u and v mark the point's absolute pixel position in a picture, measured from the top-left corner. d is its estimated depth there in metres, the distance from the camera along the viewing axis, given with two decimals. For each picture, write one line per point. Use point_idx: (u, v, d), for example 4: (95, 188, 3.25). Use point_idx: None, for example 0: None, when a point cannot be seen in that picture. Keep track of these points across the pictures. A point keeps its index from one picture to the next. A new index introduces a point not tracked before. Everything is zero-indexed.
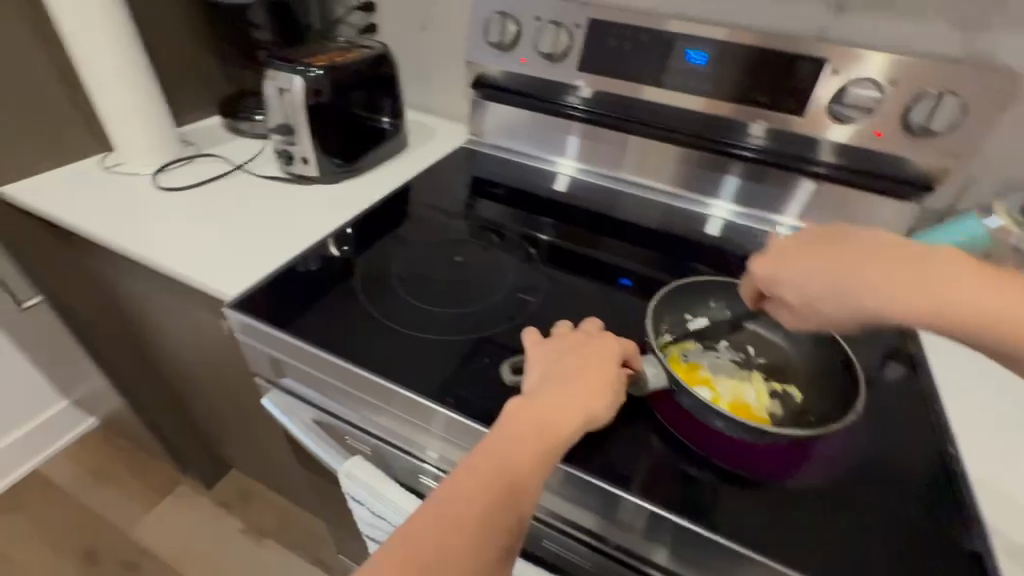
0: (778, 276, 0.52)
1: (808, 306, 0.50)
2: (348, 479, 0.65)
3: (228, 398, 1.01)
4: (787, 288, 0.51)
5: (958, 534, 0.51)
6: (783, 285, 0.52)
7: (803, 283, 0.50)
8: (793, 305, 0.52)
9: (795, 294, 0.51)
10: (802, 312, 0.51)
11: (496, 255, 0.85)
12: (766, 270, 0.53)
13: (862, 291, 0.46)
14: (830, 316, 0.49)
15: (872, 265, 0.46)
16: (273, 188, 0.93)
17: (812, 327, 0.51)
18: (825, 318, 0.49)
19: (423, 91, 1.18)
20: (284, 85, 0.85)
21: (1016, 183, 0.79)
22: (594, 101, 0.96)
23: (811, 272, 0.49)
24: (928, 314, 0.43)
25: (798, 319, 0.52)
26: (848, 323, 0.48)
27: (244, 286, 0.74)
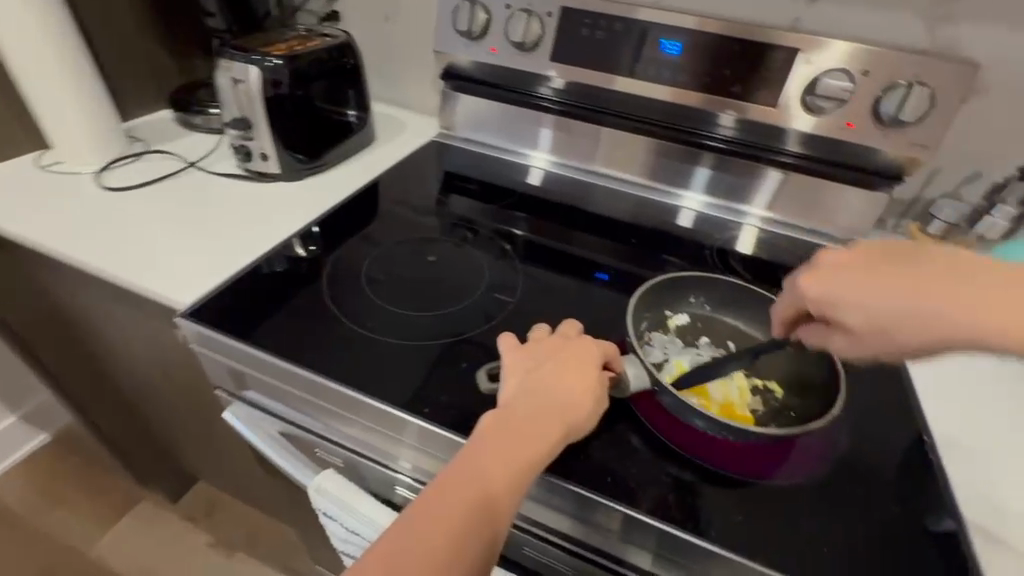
0: (836, 297, 0.46)
1: (876, 332, 0.45)
2: (318, 494, 0.63)
3: (190, 410, 0.96)
4: (849, 312, 0.46)
5: (928, 518, 0.52)
6: (842, 308, 0.46)
7: (870, 306, 0.45)
8: (855, 330, 0.46)
9: (860, 318, 0.45)
10: (867, 338, 0.46)
11: (470, 254, 0.82)
12: (819, 290, 0.47)
13: (940, 316, 0.42)
14: (902, 341, 0.44)
15: (949, 288, 0.42)
16: (230, 187, 0.88)
17: (872, 353, 0.47)
18: (896, 344, 0.45)
19: (391, 83, 1.13)
20: (238, 76, 0.79)
21: (982, 171, 0.81)
22: (566, 92, 0.94)
23: (882, 296, 0.44)
24: (1018, 339, 0.40)
25: (858, 344, 0.47)
26: (919, 349, 0.44)
27: (200, 292, 0.69)
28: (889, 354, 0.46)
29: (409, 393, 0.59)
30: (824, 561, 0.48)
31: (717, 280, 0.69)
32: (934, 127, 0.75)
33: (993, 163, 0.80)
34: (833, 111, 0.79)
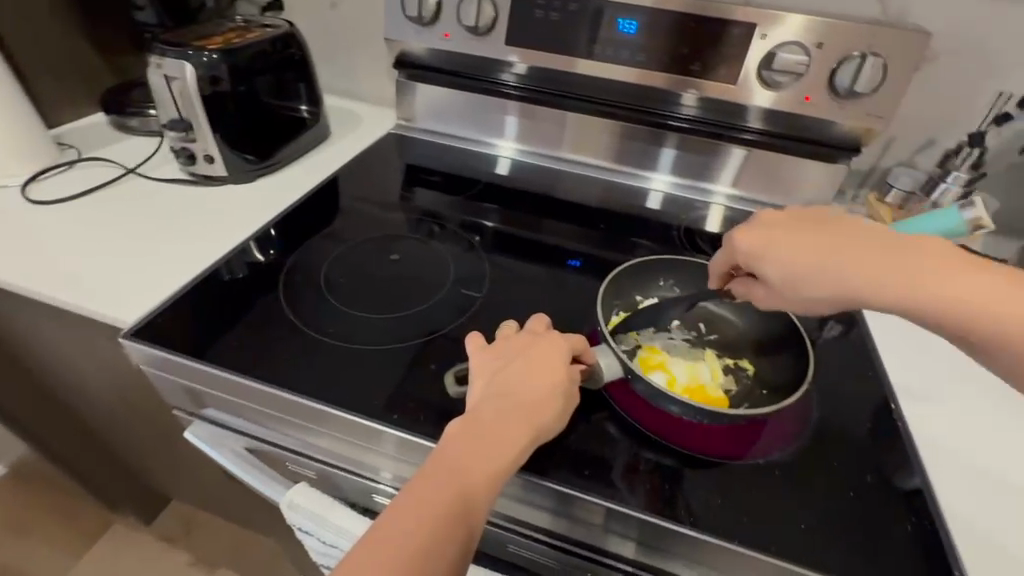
0: (764, 253, 0.51)
1: (792, 286, 0.50)
2: (292, 511, 0.61)
3: (152, 429, 0.91)
4: (772, 268, 0.50)
5: (897, 478, 0.53)
6: (764, 262, 0.51)
7: (792, 263, 0.49)
8: (774, 284, 0.51)
9: (781, 274, 0.50)
10: (783, 293, 0.51)
11: (436, 249, 0.79)
12: (750, 245, 0.51)
13: (849, 273, 0.47)
14: (812, 296, 0.49)
15: (858, 253, 0.47)
16: (174, 193, 0.82)
17: (786, 305, 0.52)
18: (807, 299, 0.50)
19: (343, 74, 1.09)
20: (172, 73, 0.74)
21: (934, 136, 0.83)
22: (526, 77, 0.92)
23: (801, 256, 0.49)
24: (901, 292, 0.46)
25: (775, 298, 0.52)
26: (824, 304, 0.49)
27: (147, 308, 0.64)
28: (800, 307, 0.51)
29: (378, 399, 0.57)
30: (804, 536, 0.48)
31: (685, 262, 0.69)
32: (887, 97, 0.76)
33: (945, 129, 0.82)
34: (790, 85, 0.78)
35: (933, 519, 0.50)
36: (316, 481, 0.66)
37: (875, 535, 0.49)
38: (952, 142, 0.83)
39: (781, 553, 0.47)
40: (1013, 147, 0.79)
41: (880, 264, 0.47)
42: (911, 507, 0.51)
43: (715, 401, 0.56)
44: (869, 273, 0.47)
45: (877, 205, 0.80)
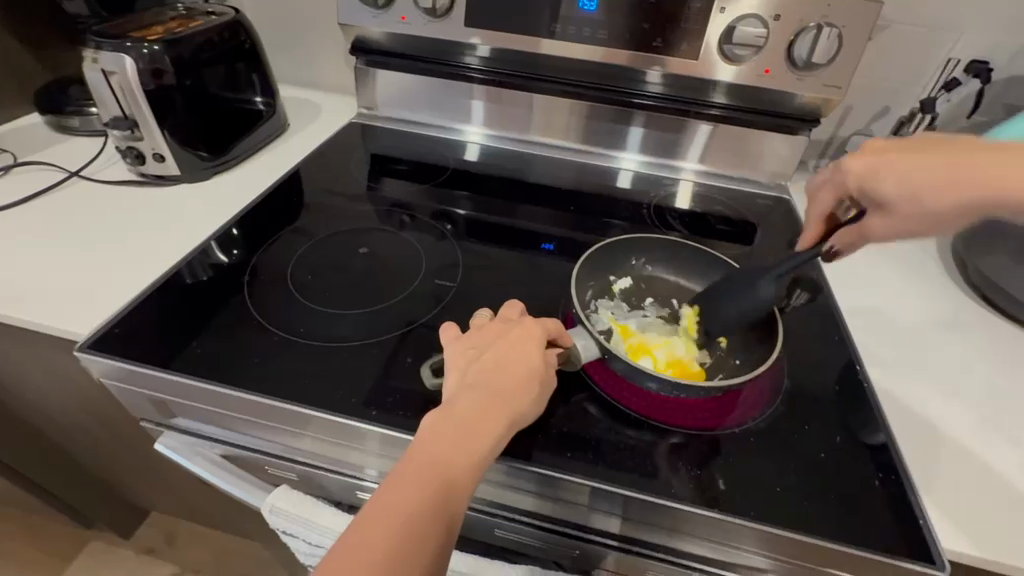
0: (877, 170, 0.52)
1: (906, 200, 0.51)
2: (273, 514, 0.59)
3: (121, 441, 0.88)
4: (888, 183, 0.52)
5: (863, 434, 0.56)
6: (880, 182, 0.52)
7: (903, 176, 0.50)
8: (889, 200, 0.52)
9: (895, 187, 0.51)
10: (898, 210, 0.52)
11: (407, 239, 0.78)
12: (863, 165, 0.53)
13: (961, 176, 0.48)
14: (924, 207, 0.50)
15: (967, 156, 0.48)
16: (124, 196, 0.78)
17: (904, 224, 0.52)
18: (921, 211, 0.50)
19: (298, 63, 1.04)
20: (110, 67, 0.69)
21: (887, 104, 0.85)
22: (490, 59, 0.89)
23: (909, 166, 0.50)
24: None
25: (891, 219, 0.53)
26: (939, 216, 0.49)
27: (104, 318, 0.61)
28: (916, 225, 0.51)
29: (356, 396, 0.56)
30: (780, 498, 0.50)
31: (656, 240, 0.69)
32: (843, 67, 0.77)
33: (898, 97, 0.85)
34: (750, 58, 0.79)
35: (898, 472, 0.53)
36: (297, 482, 0.65)
37: (847, 493, 0.51)
38: (905, 110, 0.86)
39: (760, 518, 0.49)
40: (961, 113, 0.83)
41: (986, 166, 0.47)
42: (878, 461, 0.54)
43: (694, 375, 0.57)
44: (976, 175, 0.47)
45: None
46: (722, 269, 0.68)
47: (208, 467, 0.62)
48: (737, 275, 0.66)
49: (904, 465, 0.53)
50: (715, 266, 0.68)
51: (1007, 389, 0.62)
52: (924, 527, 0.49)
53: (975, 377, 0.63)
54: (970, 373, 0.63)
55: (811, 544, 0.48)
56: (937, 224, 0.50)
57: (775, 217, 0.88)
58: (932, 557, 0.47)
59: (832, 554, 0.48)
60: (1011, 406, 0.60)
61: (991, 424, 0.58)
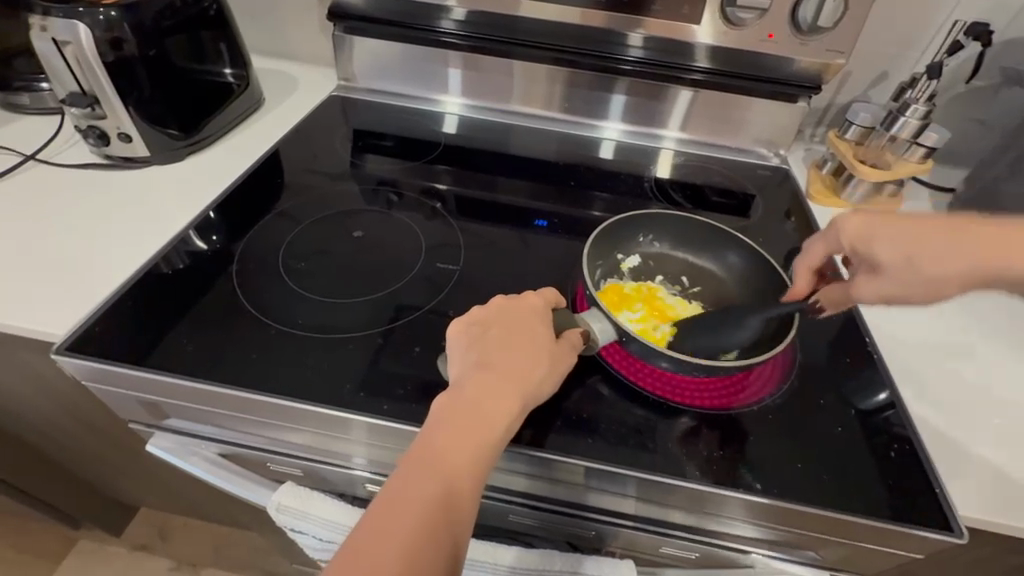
0: (873, 235, 0.52)
1: (903, 266, 0.50)
2: (280, 513, 0.58)
3: (107, 440, 0.84)
4: (882, 249, 0.51)
5: (857, 400, 0.57)
6: (873, 243, 0.52)
7: (900, 243, 0.50)
8: (883, 263, 0.51)
9: (888, 250, 0.51)
10: (892, 274, 0.50)
11: (400, 220, 0.74)
12: (858, 226, 0.53)
13: (966, 250, 0.47)
14: (921, 276, 0.49)
15: (965, 231, 0.48)
16: (90, 180, 0.72)
17: (896, 288, 0.51)
18: (919, 277, 0.49)
19: (266, 30, 0.97)
20: (61, 35, 0.62)
21: (886, 69, 0.84)
22: (467, 23, 0.85)
23: (905, 231, 0.50)
24: None
25: (883, 283, 0.51)
26: (938, 284, 0.48)
27: (79, 316, 0.57)
28: (910, 292, 0.50)
29: (361, 389, 0.54)
30: (800, 473, 0.51)
31: (662, 215, 0.68)
32: (849, 30, 0.75)
33: (897, 62, 0.83)
34: (753, 22, 0.76)
35: (909, 441, 0.54)
36: (301, 477, 0.63)
37: (863, 466, 0.52)
38: (904, 76, 0.85)
39: (783, 496, 0.49)
40: (959, 78, 0.82)
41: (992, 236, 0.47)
42: (879, 428, 0.55)
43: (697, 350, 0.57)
44: (977, 245, 0.47)
45: (837, 140, 0.81)
46: (731, 245, 0.67)
47: (206, 466, 0.60)
48: (746, 250, 0.65)
49: (916, 433, 0.54)
50: (724, 241, 0.66)
51: (1005, 356, 0.63)
52: (939, 495, 0.50)
53: (974, 346, 0.64)
54: (968, 342, 0.64)
55: (832, 518, 0.48)
56: (936, 293, 0.49)
57: (773, 188, 0.87)
58: (950, 525, 0.48)
59: (846, 526, 0.49)
60: (1007, 372, 0.62)
61: (991, 392, 0.59)
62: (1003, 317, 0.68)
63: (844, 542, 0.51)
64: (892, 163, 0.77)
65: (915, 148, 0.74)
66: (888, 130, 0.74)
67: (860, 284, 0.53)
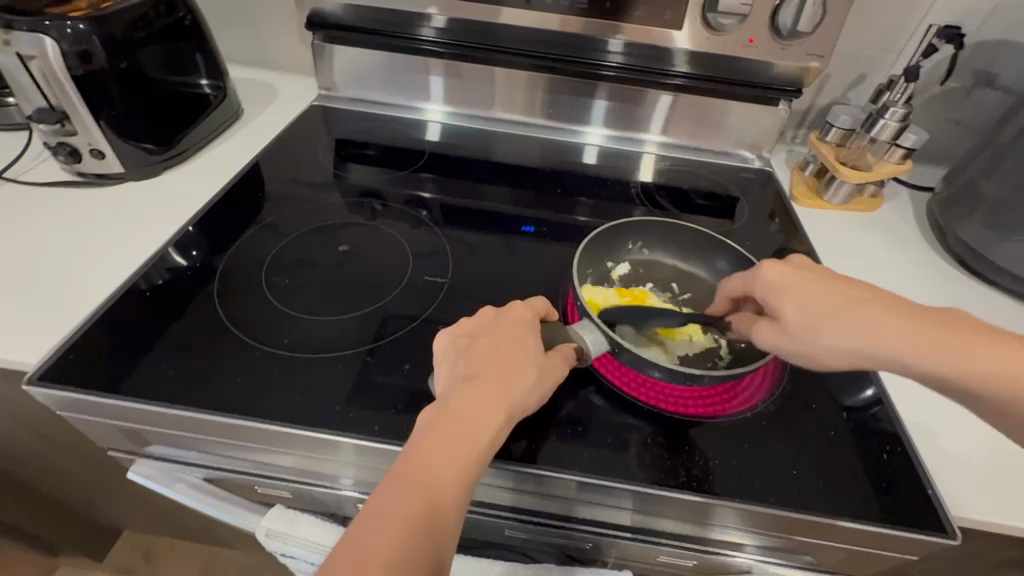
0: (784, 287, 0.48)
1: (806, 327, 0.47)
2: (271, 539, 0.56)
3: (86, 463, 0.80)
4: (789, 304, 0.47)
5: (844, 397, 0.58)
6: (786, 297, 0.48)
7: (813, 304, 0.47)
8: (790, 319, 0.47)
9: (797, 309, 0.47)
10: (795, 332, 0.47)
11: (385, 230, 0.73)
12: (775, 276, 0.49)
13: (869, 321, 0.45)
14: (814, 345, 0.46)
15: (873, 305, 0.45)
16: (62, 198, 0.69)
17: (801, 348, 0.47)
18: (813, 347, 0.46)
19: (245, 40, 0.95)
20: (25, 50, 0.60)
21: (863, 71, 0.85)
22: (446, 31, 0.84)
23: (817, 291, 0.47)
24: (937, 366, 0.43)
25: (785, 338, 0.48)
26: (825, 355, 0.46)
27: (52, 342, 0.55)
28: (799, 357, 0.48)
29: (351, 408, 0.52)
30: (798, 481, 0.50)
31: (651, 222, 0.67)
32: (827, 35, 0.76)
33: (875, 65, 0.85)
34: (734, 27, 0.76)
35: (902, 444, 0.54)
36: (290, 499, 0.61)
37: (858, 470, 0.52)
38: (881, 77, 0.86)
39: (781, 505, 0.48)
40: (936, 79, 0.83)
41: (900, 322, 0.44)
42: (868, 426, 0.55)
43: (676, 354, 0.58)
44: (877, 327, 0.44)
45: (819, 144, 0.82)
46: (722, 250, 0.67)
47: (193, 493, 0.57)
48: (737, 255, 0.65)
49: (908, 436, 0.54)
50: (714, 247, 0.67)
51: None
52: (931, 496, 0.50)
53: None
54: None
55: (830, 525, 0.48)
56: (819, 364, 0.47)
57: (757, 189, 0.87)
58: (945, 526, 0.48)
59: (844, 531, 0.49)
60: None
61: None
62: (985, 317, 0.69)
63: (842, 546, 0.51)
64: (873, 164, 0.78)
65: (894, 150, 0.76)
66: (870, 134, 0.75)
67: (759, 332, 0.50)
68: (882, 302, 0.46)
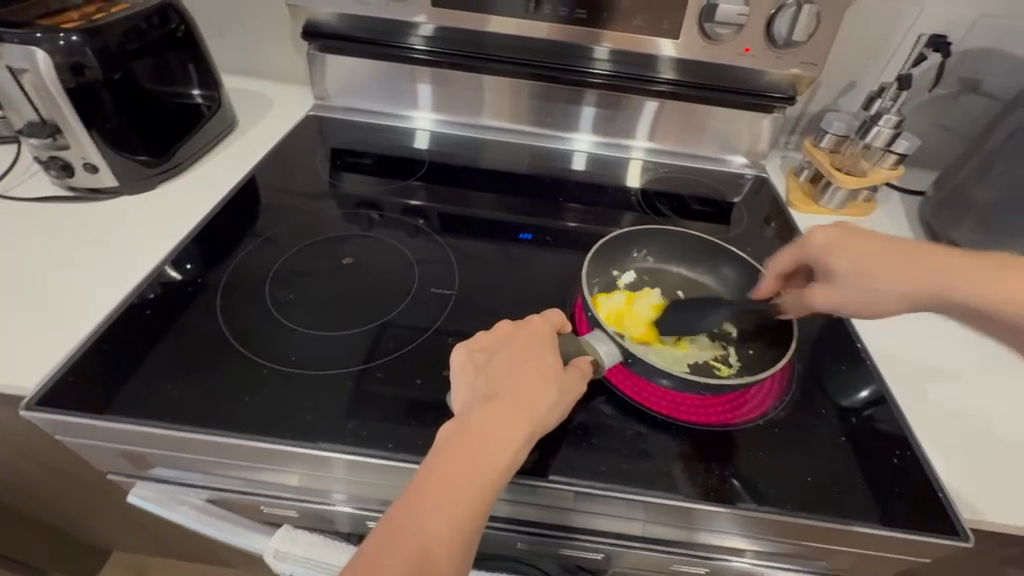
0: (835, 246, 0.54)
1: (858, 277, 0.52)
2: (280, 560, 0.54)
3: (79, 485, 0.78)
4: (844, 263, 0.53)
5: (841, 398, 0.58)
6: (834, 255, 0.54)
7: (860, 259, 0.52)
8: (841, 273, 0.54)
9: (846, 262, 0.53)
10: (846, 284, 0.53)
11: (384, 240, 0.72)
12: (824, 239, 0.55)
13: (920, 267, 0.50)
14: (873, 296, 0.52)
15: (904, 254, 0.51)
16: (53, 214, 0.68)
17: (855, 297, 0.53)
18: (872, 295, 0.52)
19: (238, 49, 0.94)
20: (16, 63, 0.58)
21: (854, 79, 0.87)
22: (437, 39, 0.84)
23: (862, 246, 0.53)
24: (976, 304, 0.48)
25: (836, 294, 0.54)
26: (890, 301, 0.51)
27: (49, 364, 0.53)
28: (858, 308, 0.53)
29: (362, 424, 0.51)
30: (812, 487, 0.51)
31: (656, 230, 0.68)
32: (821, 44, 0.77)
33: (864, 72, 0.87)
34: (731, 36, 0.77)
35: (911, 447, 0.54)
36: (297, 518, 0.59)
37: (871, 476, 0.52)
38: (870, 85, 0.88)
39: (797, 512, 0.49)
40: (924, 86, 0.85)
41: (932, 263, 0.50)
42: (876, 431, 0.56)
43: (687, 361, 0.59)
44: (920, 270, 0.50)
45: (814, 150, 0.83)
46: (727, 258, 0.67)
47: (196, 516, 0.56)
48: (742, 263, 0.66)
49: (916, 439, 0.55)
50: (720, 255, 0.67)
51: (986, 354, 0.66)
52: (942, 499, 0.51)
53: (959, 347, 0.66)
54: (953, 344, 0.66)
55: (846, 530, 0.48)
56: (883, 310, 0.52)
57: (752, 195, 0.89)
58: (957, 529, 0.49)
59: (859, 536, 0.49)
60: (993, 371, 0.64)
61: (979, 394, 0.61)
62: None
63: (856, 551, 0.52)
64: (867, 170, 0.80)
65: (887, 156, 0.78)
66: (864, 140, 0.77)
67: (817, 294, 0.55)
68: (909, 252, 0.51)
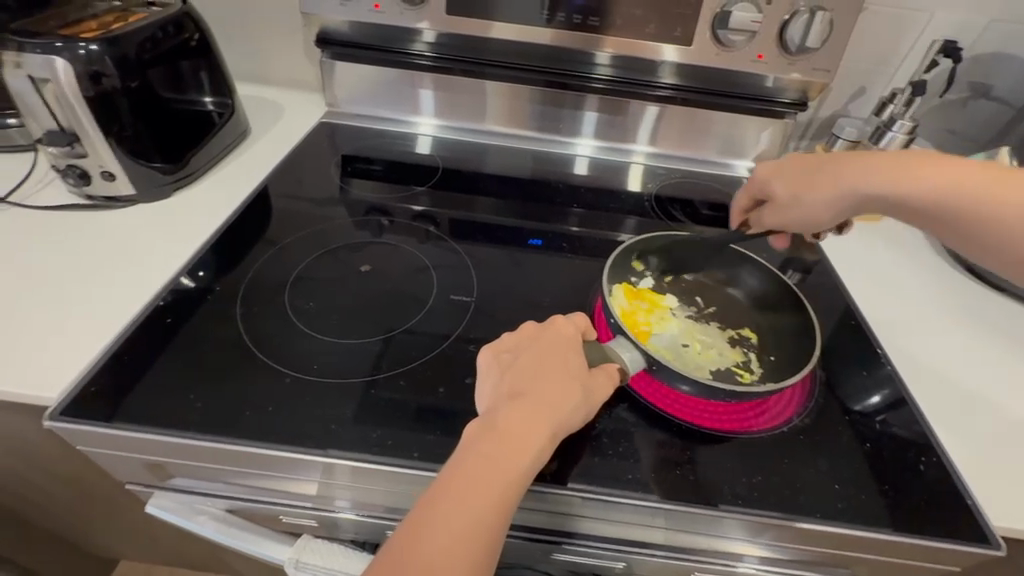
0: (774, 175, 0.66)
1: (790, 197, 0.63)
2: (298, 570, 0.54)
3: (92, 494, 0.78)
4: (779, 186, 0.65)
5: (858, 404, 0.58)
6: (772, 183, 0.66)
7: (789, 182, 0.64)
8: (779, 196, 0.65)
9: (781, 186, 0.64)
10: (787, 204, 0.64)
11: (399, 247, 0.72)
12: (766, 171, 0.67)
13: (834, 178, 0.59)
14: (805, 205, 0.62)
15: (830, 167, 0.60)
16: (70, 222, 0.68)
17: (794, 214, 0.63)
18: (802, 207, 0.62)
19: (251, 57, 0.94)
20: (36, 71, 0.59)
21: (864, 84, 0.88)
22: (444, 45, 0.84)
23: (789, 172, 0.64)
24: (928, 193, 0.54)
25: (779, 212, 0.65)
26: (818, 211, 0.61)
27: (69, 374, 0.53)
28: (802, 221, 0.63)
29: (384, 433, 0.51)
30: (838, 494, 0.50)
31: (673, 235, 0.68)
32: (833, 49, 0.77)
33: (875, 78, 0.87)
34: (744, 43, 0.78)
35: (937, 454, 0.54)
36: (315, 527, 0.59)
37: (897, 482, 0.52)
38: (882, 90, 0.89)
39: (824, 520, 0.48)
40: (935, 91, 0.86)
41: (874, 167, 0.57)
42: (901, 439, 0.55)
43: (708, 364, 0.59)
44: (840, 178, 0.59)
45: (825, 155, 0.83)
46: (746, 263, 0.67)
47: (215, 525, 0.56)
48: (762, 268, 0.66)
49: (941, 445, 0.55)
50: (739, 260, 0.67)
51: (1007, 357, 0.65)
52: (971, 506, 0.50)
53: (980, 349, 0.66)
54: (974, 347, 0.66)
55: (871, 538, 0.48)
56: (818, 219, 0.61)
57: None
58: (987, 537, 0.48)
59: (885, 544, 0.49)
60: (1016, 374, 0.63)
61: (1004, 398, 0.60)
62: (990, 318, 0.70)
63: (881, 559, 0.51)
64: None
65: None
66: (877, 144, 0.77)
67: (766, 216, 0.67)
68: (838, 165, 0.60)
